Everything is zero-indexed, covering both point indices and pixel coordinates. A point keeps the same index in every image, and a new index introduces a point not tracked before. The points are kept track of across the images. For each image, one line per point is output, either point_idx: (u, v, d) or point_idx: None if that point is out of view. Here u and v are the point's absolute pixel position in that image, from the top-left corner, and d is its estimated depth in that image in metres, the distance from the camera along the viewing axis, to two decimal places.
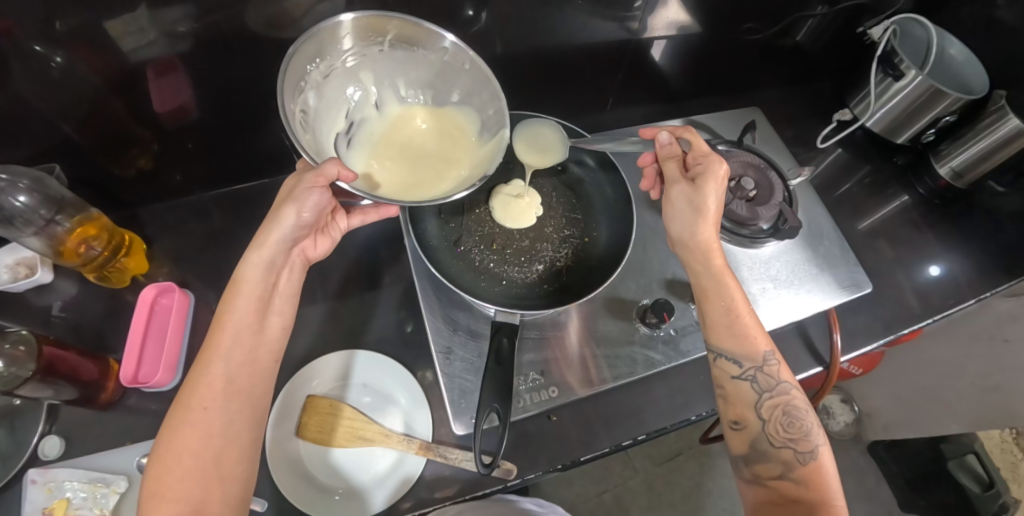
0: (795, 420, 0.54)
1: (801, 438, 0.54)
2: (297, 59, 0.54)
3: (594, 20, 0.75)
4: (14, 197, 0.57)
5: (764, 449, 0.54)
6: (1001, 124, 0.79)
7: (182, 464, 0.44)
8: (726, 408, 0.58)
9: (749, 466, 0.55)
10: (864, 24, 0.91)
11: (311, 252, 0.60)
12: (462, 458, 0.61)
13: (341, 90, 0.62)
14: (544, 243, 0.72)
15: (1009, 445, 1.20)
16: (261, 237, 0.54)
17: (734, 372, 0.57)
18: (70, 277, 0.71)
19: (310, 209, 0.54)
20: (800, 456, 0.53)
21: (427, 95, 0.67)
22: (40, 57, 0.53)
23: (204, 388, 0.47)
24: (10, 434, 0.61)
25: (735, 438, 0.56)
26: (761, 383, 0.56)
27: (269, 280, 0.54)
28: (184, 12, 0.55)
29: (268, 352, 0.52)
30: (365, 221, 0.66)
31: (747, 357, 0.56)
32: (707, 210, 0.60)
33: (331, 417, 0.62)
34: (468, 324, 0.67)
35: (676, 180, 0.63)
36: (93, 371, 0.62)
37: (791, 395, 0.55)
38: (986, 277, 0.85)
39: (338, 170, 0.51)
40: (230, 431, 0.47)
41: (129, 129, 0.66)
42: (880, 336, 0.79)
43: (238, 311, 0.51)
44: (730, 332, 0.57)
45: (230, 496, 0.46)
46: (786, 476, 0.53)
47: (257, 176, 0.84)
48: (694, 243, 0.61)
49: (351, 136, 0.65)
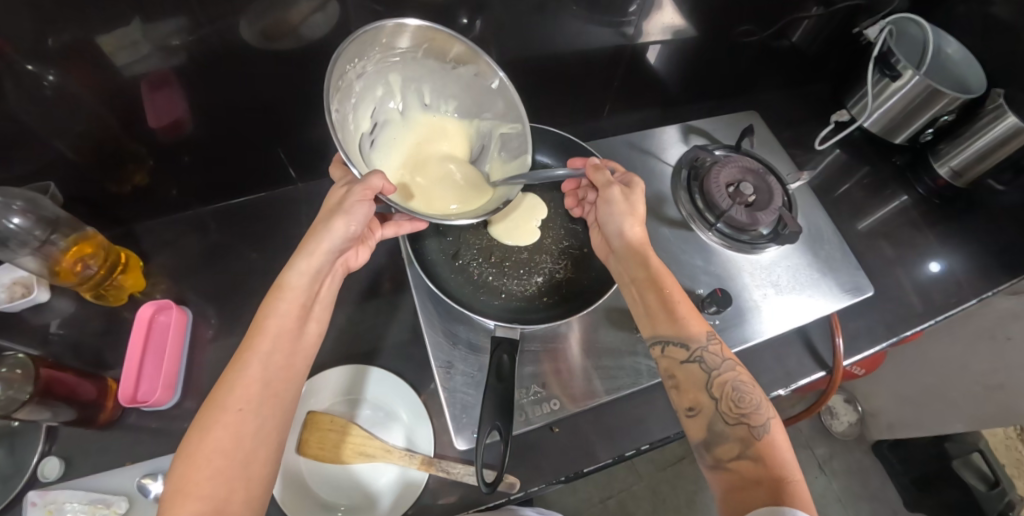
0: (744, 395, 0.54)
1: (753, 412, 0.52)
2: (342, 57, 0.52)
3: (588, 25, 0.75)
4: (7, 218, 0.57)
5: (720, 429, 0.53)
6: (998, 123, 0.78)
7: (209, 463, 0.43)
8: (680, 397, 0.57)
9: (710, 452, 0.53)
10: (860, 25, 0.91)
11: (352, 261, 0.61)
12: (465, 472, 0.60)
13: (369, 89, 0.60)
14: (543, 255, 0.71)
15: (1012, 441, 1.18)
16: (311, 244, 0.54)
17: (682, 356, 0.57)
18: (67, 295, 0.71)
19: (359, 222, 0.54)
20: (754, 430, 0.51)
21: (450, 105, 0.67)
22: (33, 76, 0.52)
23: (240, 388, 0.46)
24: (9, 455, 0.60)
25: (692, 426, 0.55)
26: (708, 362, 0.56)
27: (313, 288, 0.54)
28: (177, 26, 0.55)
29: (304, 357, 0.52)
30: (399, 232, 0.65)
31: (690, 339, 0.57)
32: (638, 210, 0.64)
33: (332, 433, 0.61)
34: (469, 338, 0.67)
35: (608, 184, 0.64)
36: (91, 391, 0.62)
37: (736, 371, 0.55)
38: (986, 275, 0.85)
39: (382, 183, 0.53)
40: (262, 433, 0.46)
41: (125, 145, 0.66)
42: (883, 338, 0.79)
43: (280, 316, 0.51)
44: (667, 318, 0.59)
45: (254, 498, 0.44)
46: (744, 454, 0.50)
47: (254, 190, 0.83)
48: (626, 241, 0.64)
49: (374, 137, 0.63)
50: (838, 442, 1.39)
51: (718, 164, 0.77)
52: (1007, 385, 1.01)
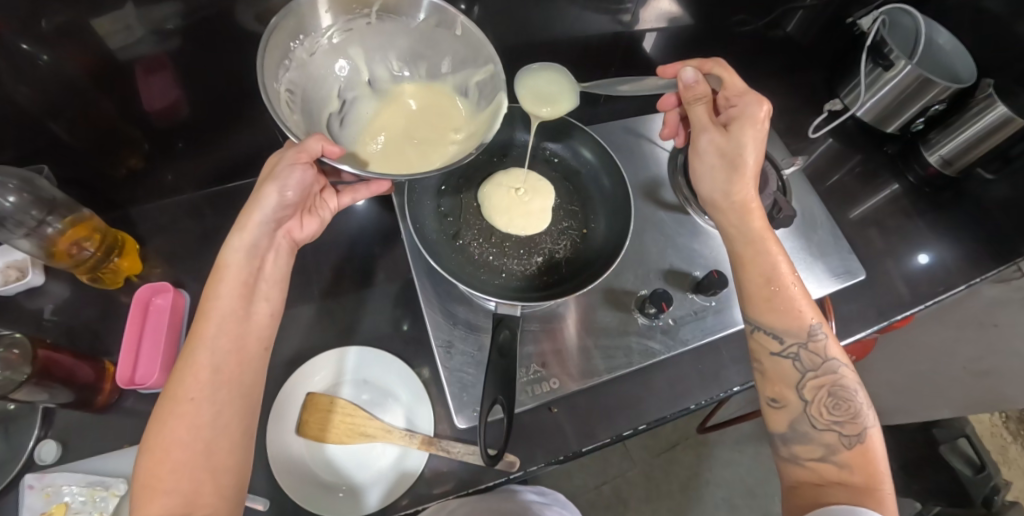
0: (840, 401, 0.53)
1: (847, 420, 0.52)
2: (277, 36, 0.52)
3: (587, 12, 0.75)
4: (3, 197, 0.56)
5: (804, 429, 0.53)
6: (988, 112, 0.80)
7: (171, 456, 0.43)
8: (765, 385, 0.57)
9: (788, 446, 0.55)
10: (852, 15, 0.94)
11: (297, 233, 0.59)
12: (465, 451, 0.61)
13: (329, 66, 0.61)
14: (542, 235, 0.73)
15: (997, 427, 1.25)
16: (242, 219, 0.53)
17: (774, 348, 0.56)
18: (61, 279, 0.70)
19: (293, 187, 0.53)
20: (845, 439, 0.52)
21: (420, 68, 0.65)
22: (26, 56, 0.52)
23: (189, 378, 0.46)
24: (6, 439, 0.60)
25: (773, 417, 0.56)
26: (804, 361, 0.54)
27: (252, 265, 0.53)
28: (172, 9, 0.55)
29: (256, 339, 0.51)
30: (356, 199, 0.64)
31: (790, 334, 0.55)
32: (744, 162, 0.59)
33: (330, 413, 0.61)
34: (467, 318, 0.67)
35: (704, 127, 0.62)
36: (88, 373, 0.62)
37: (839, 374, 0.54)
38: (974, 263, 0.87)
39: (322, 146, 0.52)
40: (220, 422, 0.46)
41: (119, 129, 0.65)
42: (874, 322, 0.80)
43: (222, 299, 0.50)
44: (776, 306, 0.56)
45: (222, 487, 0.45)
46: (828, 458, 0.51)
47: (248, 175, 0.83)
48: (732, 205, 0.61)
49: (345, 116, 0.65)
50: None
51: None
52: None
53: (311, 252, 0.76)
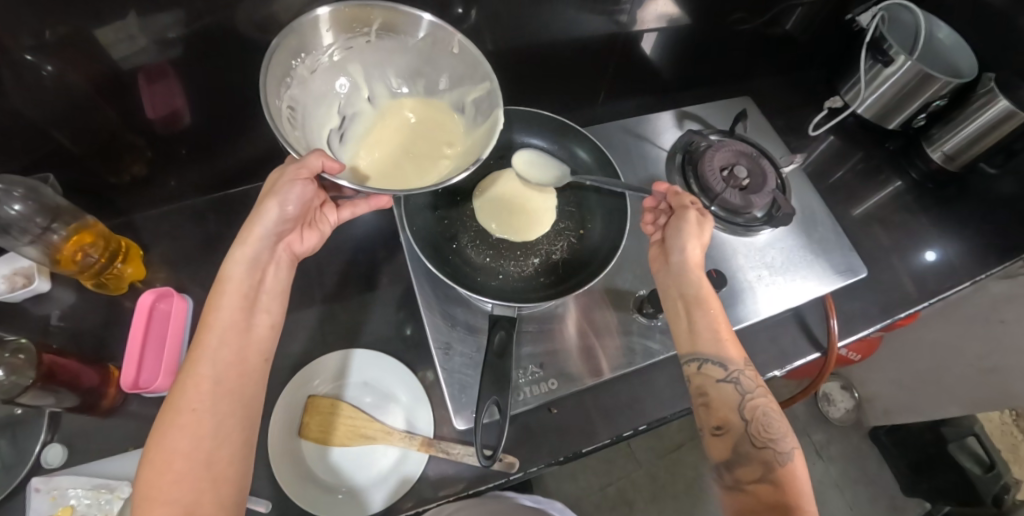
0: (773, 422, 0.53)
1: (779, 438, 0.52)
2: (279, 55, 0.53)
3: (583, 14, 0.75)
4: (9, 205, 0.57)
5: (745, 450, 0.52)
6: (990, 107, 0.79)
7: (173, 468, 0.43)
8: (707, 414, 0.56)
9: (731, 471, 0.53)
10: (852, 12, 0.91)
11: (297, 247, 0.59)
12: (464, 453, 0.62)
13: (330, 84, 0.61)
14: (539, 236, 0.72)
15: (1008, 427, 1.20)
16: (244, 233, 0.53)
17: (718, 375, 0.56)
18: (67, 285, 0.71)
19: (294, 202, 0.54)
20: (779, 456, 0.52)
21: (419, 85, 0.66)
22: (30, 67, 0.52)
23: (190, 389, 0.46)
24: (12, 443, 0.61)
25: (716, 445, 0.54)
26: (742, 384, 0.55)
27: (253, 278, 0.53)
28: (174, 18, 0.55)
29: (257, 351, 0.51)
30: (356, 213, 0.65)
31: (728, 360, 0.56)
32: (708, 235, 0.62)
33: (332, 416, 0.62)
34: (467, 320, 0.67)
35: (684, 206, 0.63)
36: (94, 377, 0.63)
37: (769, 400, 0.55)
38: (979, 259, 0.86)
39: (322, 162, 0.51)
40: (221, 433, 0.46)
41: (122, 137, 0.66)
42: (877, 320, 0.80)
43: (224, 310, 0.51)
44: (712, 338, 0.57)
45: (223, 498, 0.45)
46: (766, 478, 0.51)
47: (250, 181, 0.83)
48: (683, 259, 0.61)
49: (344, 131, 0.65)
50: (836, 428, 1.41)
51: (713, 147, 0.77)
52: (1000, 368, 1.03)
53: (313, 256, 0.76)
